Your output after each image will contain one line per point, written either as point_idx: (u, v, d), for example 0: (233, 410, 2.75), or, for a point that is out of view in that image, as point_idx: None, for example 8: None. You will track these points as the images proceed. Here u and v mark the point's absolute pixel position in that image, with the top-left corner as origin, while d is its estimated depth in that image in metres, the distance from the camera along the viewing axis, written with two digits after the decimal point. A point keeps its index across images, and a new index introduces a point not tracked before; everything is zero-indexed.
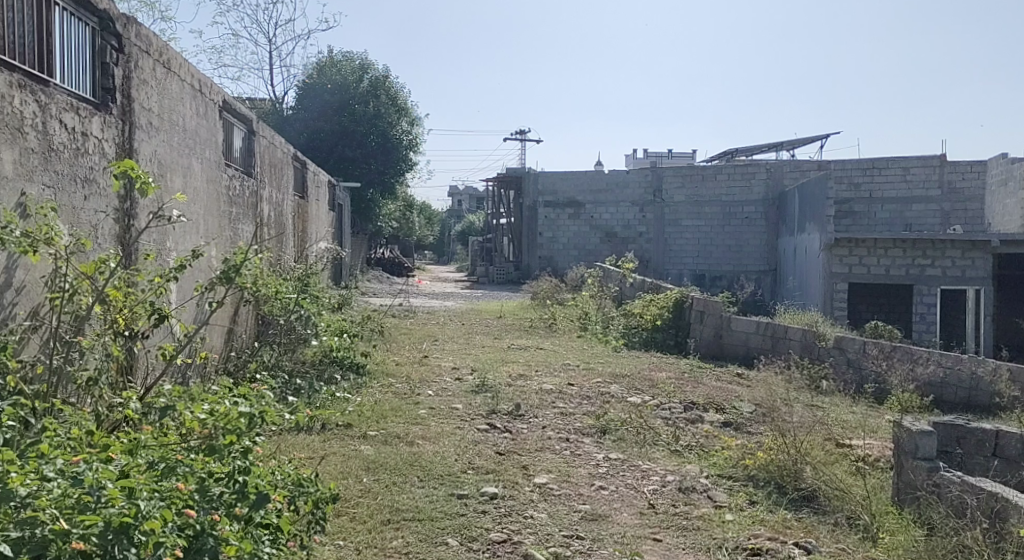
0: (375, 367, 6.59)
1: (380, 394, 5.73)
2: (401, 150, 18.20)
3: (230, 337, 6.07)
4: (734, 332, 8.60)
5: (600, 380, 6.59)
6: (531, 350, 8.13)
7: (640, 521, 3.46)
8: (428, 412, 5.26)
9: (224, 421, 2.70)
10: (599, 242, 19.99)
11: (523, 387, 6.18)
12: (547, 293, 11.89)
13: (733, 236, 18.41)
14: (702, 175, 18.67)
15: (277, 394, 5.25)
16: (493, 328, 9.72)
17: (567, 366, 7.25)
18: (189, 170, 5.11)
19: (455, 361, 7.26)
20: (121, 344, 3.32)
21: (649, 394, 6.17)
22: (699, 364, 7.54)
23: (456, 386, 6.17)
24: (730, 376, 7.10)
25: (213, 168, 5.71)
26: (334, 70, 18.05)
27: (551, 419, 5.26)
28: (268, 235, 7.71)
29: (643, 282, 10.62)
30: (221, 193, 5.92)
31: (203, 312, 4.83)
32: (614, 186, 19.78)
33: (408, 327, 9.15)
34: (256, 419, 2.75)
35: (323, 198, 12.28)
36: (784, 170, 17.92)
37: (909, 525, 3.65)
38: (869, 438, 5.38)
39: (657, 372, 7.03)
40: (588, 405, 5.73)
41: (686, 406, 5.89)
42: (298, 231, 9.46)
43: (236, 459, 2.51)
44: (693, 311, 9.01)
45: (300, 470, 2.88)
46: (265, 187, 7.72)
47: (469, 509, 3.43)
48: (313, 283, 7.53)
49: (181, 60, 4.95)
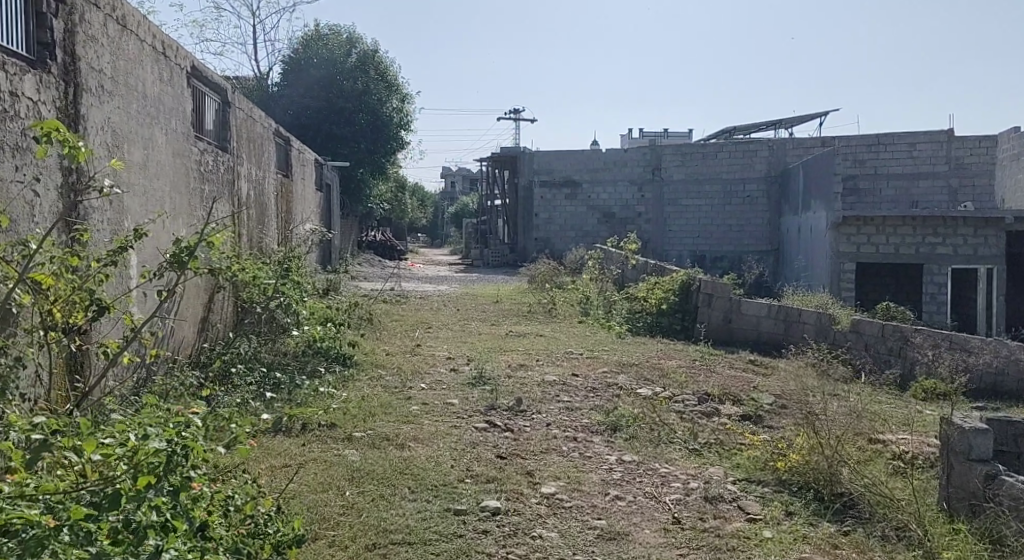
0: (364, 358, 6.10)
1: (368, 388, 5.27)
2: (391, 128, 17.66)
3: (205, 328, 5.60)
4: (745, 316, 8.13)
5: (606, 369, 6.12)
6: (530, 338, 7.65)
7: (665, 540, 3.00)
8: (421, 409, 4.80)
9: (136, 459, 2.14)
10: (597, 224, 19.48)
11: (524, 378, 5.71)
12: (545, 276, 11.41)
13: (735, 216, 17.97)
14: (702, 154, 18.20)
15: (255, 392, 4.79)
16: (489, 313, 9.24)
17: (570, 354, 6.78)
18: (149, 142, 4.64)
19: (450, 351, 6.77)
20: (54, 341, 2.85)
21: (660, 385, 5.72)
22: (710, 351, 7.08)
23: (452, 378, 5.70)
24: (744, 364, 6.64)
25: (180, 140, 5.26)
26: (320, 45, 17.48)
27: (555, 415, 4.80)
28: (248, 216, 7.19)
29: (646, 264, 10.13)
30: (189, 168, 5.47)
31: (151, 302, 4.40)
32: (612, 166, 19.26)
33: (400, 314, 8.64)
34: (184, 456, 2.21)
35: (309, 177, 11.74)
36: (787, 147, 17.51)
37: (971, 542, 3.19)
38: (903, 433, 4.92)
39: (665, 360, 6.56)
40: (596, 398, 5.26)
41: (701, 398, 5.42)
42: (281, 211, 8.96)
43: (156, 511, 2.10)
44: (700, 293, 8.49)
45: (248, 509, 2.54)
46: (243, 164, 7.20)
47: (468, 529, 2.97)
48: (298, 268, 7.02)
49: (139, 17, 4.48)
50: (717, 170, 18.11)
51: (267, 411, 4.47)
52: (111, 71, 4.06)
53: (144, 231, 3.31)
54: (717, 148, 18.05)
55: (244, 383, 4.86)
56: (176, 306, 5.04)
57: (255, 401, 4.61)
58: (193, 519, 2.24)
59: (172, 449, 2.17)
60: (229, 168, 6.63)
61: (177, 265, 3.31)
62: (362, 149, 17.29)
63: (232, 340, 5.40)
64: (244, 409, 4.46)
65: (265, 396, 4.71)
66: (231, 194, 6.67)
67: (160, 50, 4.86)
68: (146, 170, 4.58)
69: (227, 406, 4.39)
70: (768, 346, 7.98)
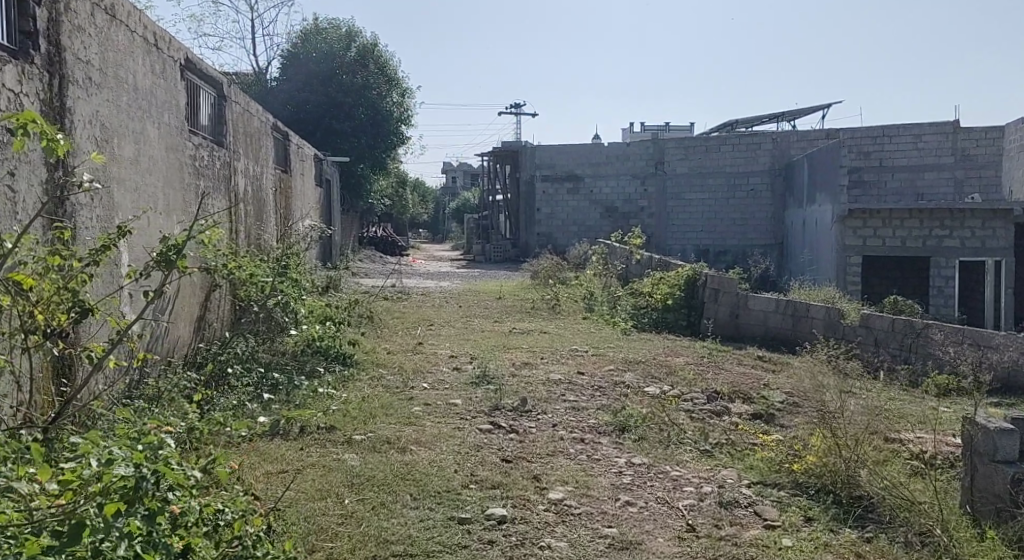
0: (364, 357, 5.96)
1: (369, 388, 5.12)
2: (391, 123, 17.53)
3: (201, 327, 5.46)
4: (752, 311, 7.99)
5: (612, 367, 5.98)
6: (534, 335, 7.50)
7: (679, 549, 2.87)
8: (423, 410, 4.66)
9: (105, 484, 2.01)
10: (600, 218, 19.32)
11: (529, 377, 5.58)
12: (548, 272, 11.26)
13: (738, 209, 17.83)
14: (705, 146, 18.05)
15: (253, 393, 4.65)
16: (492, 310, 9.09)
17: (575, 352, 6.63)
18: (141, 136, 4.50)
19: (453, 349, 6.62)
20: (35, 345, 2.71)
21: (669, 383, 5.58)
22: (718, 348, 6.94)
23: (454, 377, 5.56)
24: (753, 362, 6.50)
25: (173, 134, 5.11)
26: (319, 39, 17.32)
27: (562, 416, 4.66)
28: (245, 212, 7.05)
29: (651, 259, 9.98)
30: (184, 163, 5.32)
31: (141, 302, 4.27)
32: (614, 159, 19.10)
33: (401, 311, 8.50)
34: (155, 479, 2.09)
35: (309, 173, 11.60)
36: (791, 140, 17.36)
37: (998, 548, 3.05)
38: (920, 432, 4.78)
39: (673, 357, 6.41)
40: (603, 397, 5.12)
41: (711, 396, 5.28)
42: (280, 207, 8.82)
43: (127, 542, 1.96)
44: (707, 288, 8.36)
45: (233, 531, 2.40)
46: (240, 159, 7.05)
47: (473, 539, 2.83)
48: (297, 265, 6.88)
49: (129, 7, 4.33)
50: (721, 163, 17.94)
51: (264, 415, 4.34)
52: (100, 62, 3.91)
53: (130, 229, 3.18)
54: (720, 141, 17.87)
55: (242, 385, 4.72)
56: (169, 306, 4.90)
57: (252, 404, 4.47)
58: (170, 547, 2.13)
59: (142, 475, 2.05)
60: (225, 163, 6.49)
61: (165, 263, 3.16)
62: (362, 144, 17.16)
63: (227, 340, 5.26)
64: (240, 413, 4.32)
65: (261, 398, 4.57)
66: (227, 190, 6.53)
67: (152, 41, 4.71)
68: (137, 165, 4.44)
69: (223, 411, 4.25)
70: (775, 342, 7.83)
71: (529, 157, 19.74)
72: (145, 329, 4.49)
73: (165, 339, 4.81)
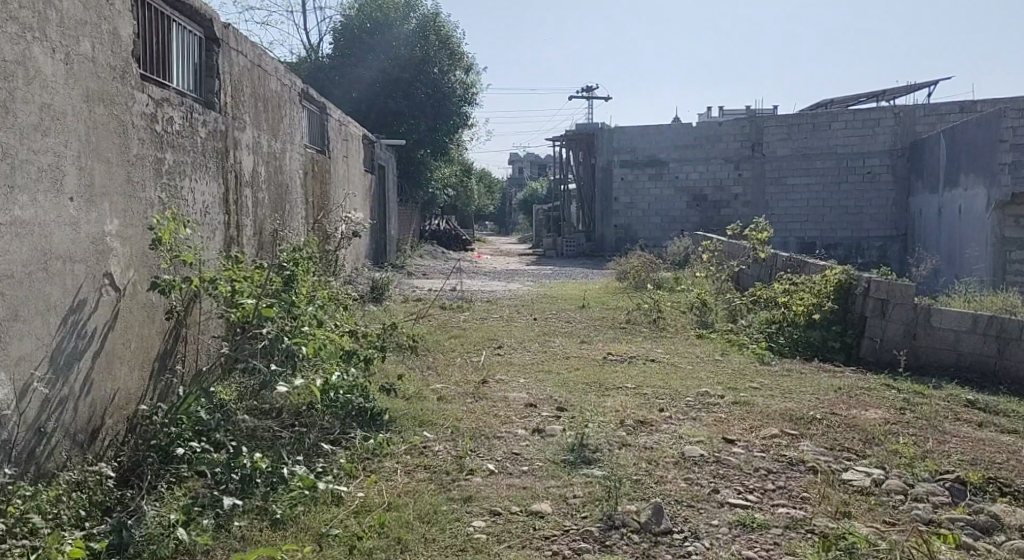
0: (403, 410, 4.07)
1: (404, 475, 3.24)
2: (455, 102, 15.66)
3: (161, 372, 3.67)
4: (935, 331, 5.87)
5: (775, 433, 3.94)
6: (641, 365, 5.50)
7: None
8: (490, 530, 2.76)
9: None
10: (687, 209, 17.05)
11: (654, 451, 3.61)
12: (641, 273, 9.27)
13: (854, 196, 15.74)
14: (813, 123, 15.86)
15: (211, 496, 2.81)
16: (576, 324, 7.11)
17: (706, 399, 4.59)
18: (18, 69, 2.67)
19: (529, 390, 4.65)
20: None
21: (879, 470, 3.54)
22: (913, 397, 4.83)
23: (541, 445, 3.66)
24: (978, 421, 4.41)
25: (114, 83, 3.34)
26: (375, 7, 15.47)
27: (732, 547, 2.70)
28: (253, 200, 5.27)
29: (779, 258, 7.89)
30: (132, 125, 3.50)
31: None
32: (704, 140, 16.79)
33: (460, 328, 6.59)
34: None
35: (355, 156, 9.79)
36: (917, 115, 15.23)
37: None
38: None
39: (858, 413, 4.34)
40: (789, 501, 3.14)
41: (956, 493, 3.36)
42: (309, 194, 7.04)
43: None
44: (868, 299, 6.17)
45: None
46: (247, 130, 5.21)
47: None
48: (317, 271, 5.08)
49: None
50: (830, 142, 15.82)
51: None
52: None
53: None
54: (831, 117, 15.75)
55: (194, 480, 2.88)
56: (88, 355, 3.09)
57: (199, 529, 2.63)
58: None
59: None
60: (221, 132, 4.66)
61: None
62: (423, 126, 15.38)
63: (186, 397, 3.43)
64: (169, 557, 2.50)
65: (222, 508, 2.74)
66: (225, 172, 4.72)
67: None
68: (10, 118, 2.64)
69: None
70: (973, 373, 5.72)
71: (606, 139, 17.54)
72: (24, 397, 2.67)
73: (79, 406, 3.01)
